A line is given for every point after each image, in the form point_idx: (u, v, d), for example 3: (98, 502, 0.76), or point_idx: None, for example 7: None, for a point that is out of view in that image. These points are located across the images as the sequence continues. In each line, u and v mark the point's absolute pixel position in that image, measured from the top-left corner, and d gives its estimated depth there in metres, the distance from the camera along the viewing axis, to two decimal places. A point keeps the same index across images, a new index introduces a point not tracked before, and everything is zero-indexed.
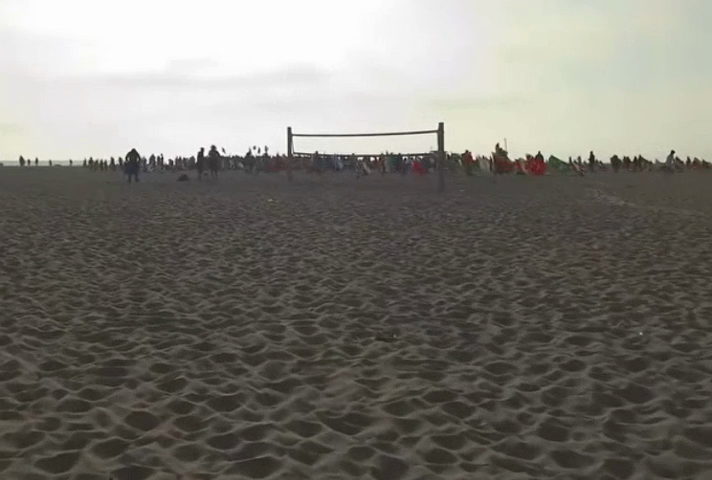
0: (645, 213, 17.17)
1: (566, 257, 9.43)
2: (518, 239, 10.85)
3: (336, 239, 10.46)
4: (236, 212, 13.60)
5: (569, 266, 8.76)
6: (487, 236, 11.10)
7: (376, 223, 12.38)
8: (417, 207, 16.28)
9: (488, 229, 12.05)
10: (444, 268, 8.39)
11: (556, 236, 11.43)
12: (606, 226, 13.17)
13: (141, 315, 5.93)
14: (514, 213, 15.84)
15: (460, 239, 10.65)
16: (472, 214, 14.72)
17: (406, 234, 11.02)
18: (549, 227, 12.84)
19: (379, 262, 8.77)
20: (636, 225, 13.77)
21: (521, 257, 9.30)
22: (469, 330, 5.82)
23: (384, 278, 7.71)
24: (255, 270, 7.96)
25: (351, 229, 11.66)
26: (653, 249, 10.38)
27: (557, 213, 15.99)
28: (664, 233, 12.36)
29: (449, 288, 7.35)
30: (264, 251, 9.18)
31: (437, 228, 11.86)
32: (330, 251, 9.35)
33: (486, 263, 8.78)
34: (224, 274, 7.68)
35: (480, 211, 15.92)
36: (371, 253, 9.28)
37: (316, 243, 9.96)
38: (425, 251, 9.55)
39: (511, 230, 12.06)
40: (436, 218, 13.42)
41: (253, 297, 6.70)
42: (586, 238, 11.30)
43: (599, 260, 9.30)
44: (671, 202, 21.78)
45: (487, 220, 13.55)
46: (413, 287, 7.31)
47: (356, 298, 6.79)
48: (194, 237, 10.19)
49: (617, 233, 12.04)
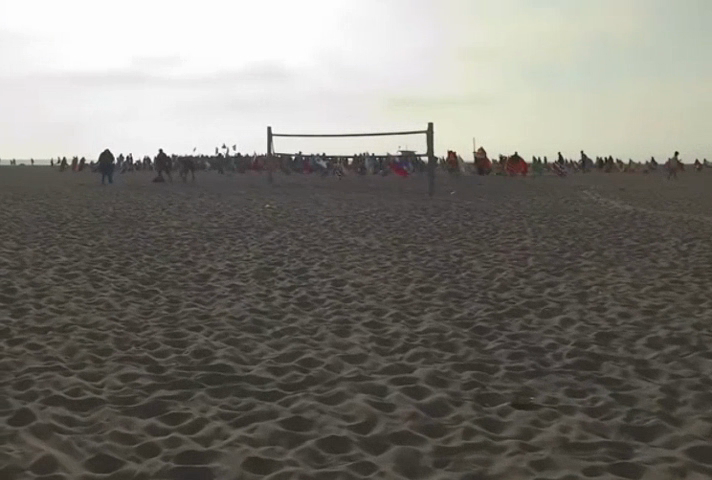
0: (666, 219, 15.99)
1: (642, 278, 8.20)
2: (573, 255, 9.55)
3: (371, 254, 9.10)
4: (236, 219, 12.18)
5: (658, 291, 7.52)
6: (535, 251, 9.79)
7: (402, 234, 11.02)
8: (426, 212, 14.96)
9: (528, 241, 10.74)
10: (519, 295, 7.11)
11: (610, 250, 10.16)
12: (650, 237, 11.91)
13: (192, 370, 4.58)
14: (531, 219, 14.58)
15: (510, 255, 9.34)
16: (492, 222, 13.44)
17: (445, 249, 9.68)
18: (588, 237, 11.59)
19: (439, 285, 7.44)
20: (679, 235, 12.52)
21: (593, 278, 8.04)
22: (619, 391, 4.53)
23: (461, 310, 6.41)
24: (301, 298, 6.62)
25: (378, 240, 10.30)
26: None
27: (577, 219, 14.76)
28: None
29: (545, 324, 6.06)
30: (296, 270, 7.85)
31: (473, 241, 10.53)
32: (371, 271, 8.03)
33: (562, 286, 7.52)
34: (267, 305, 6.33)
35: (494, 216, 14.65)
36: (423, 274, 7.94)
37: (350, 259, 8.64)
38: (482, 271, 8.24)
39: (554, 242, 10.76)
40: (462, 228, 12.09)
41: (319, 340, 5.37)
42: (641, 252, 10.09)
43: (685, 282, 8.04)
44: (681, 205, 20.58)
45: (517, 230, 12.23)
46: (503, 324, 6.01)
47: (447, 340, 5.46)
48: (205, 251, 8.81)
49: (671, 246, 10.78)
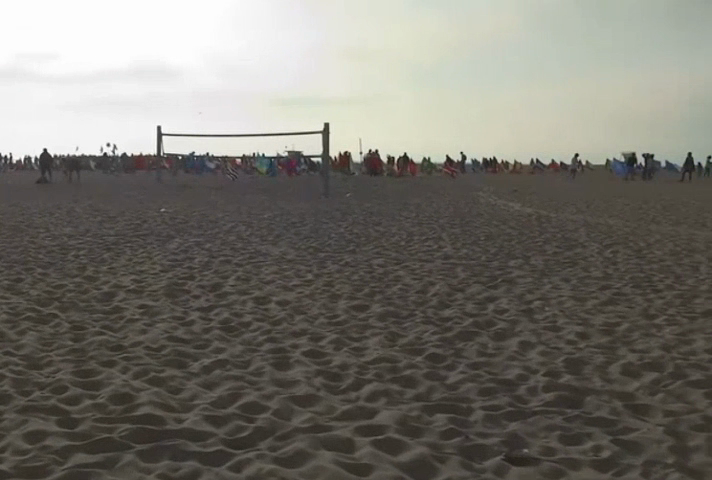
0: (573, 221, 15.65)
1: (583, 289, 7.68)
2: (502, 263, 8.98)
3: (288, 264, 8.32)
4: (129, 224, 11.20)
5: (607, 306, 7.00)
6: (461, 260, 9.17)
7: (315, 240, 10.25)
8: (330, 214, 14.22)
9: (449, 248, 10.12)
10: (463, 313, 6.47)
11: (536, 256, 9.63)
12: (569, 241, 11.46)
13: (115, 424, 3.76)
14: (439, 222, 14.00)
15: (436, 265, 8.70)
16: (402, 226, 12.77)
17: (365, 258, 8.96)
18: (507, 242, 11.05)
19: (373, 302, 6.73)
20: (596, 238, 12.10)
21: (534, 291, 7.48)
22: (620, 438, 3.93)
23: (406, 333, 5.72)
24: (225, 321, 5.82)
25: (292, 247, 9.51)
26: (664, 275, 8.72)
27: (486, 222, 14.25)
28: (643, 251, 10.74)
29: (504, 350, 5.44)
30: (210, 286, 7.02)
31: (392, 248, 9.85)
32: (294, 285, 7.28)
33: (504, 302, 6.92)
34: (187, 330, 5.52)
35: (400, 219, 14.01)
36: (352, 288, 7.22)
37: (266, 271, 7.85)
38: (414, 284, 7.56)
39: (475, 248, 10.17)
40: (375, 232, 11.39)
41: (258, 376, 4.60)
42: (568, 258, 9.60)
43: (628, 294, 7.55)
44: (581, 205, 20.37)
45: (432, 235, 11.61)
46: (457, 351, 5.36)
47: (404, 374, 4.76)
48: (104, 263, 7.88)
49: (596, 252, 10.33)
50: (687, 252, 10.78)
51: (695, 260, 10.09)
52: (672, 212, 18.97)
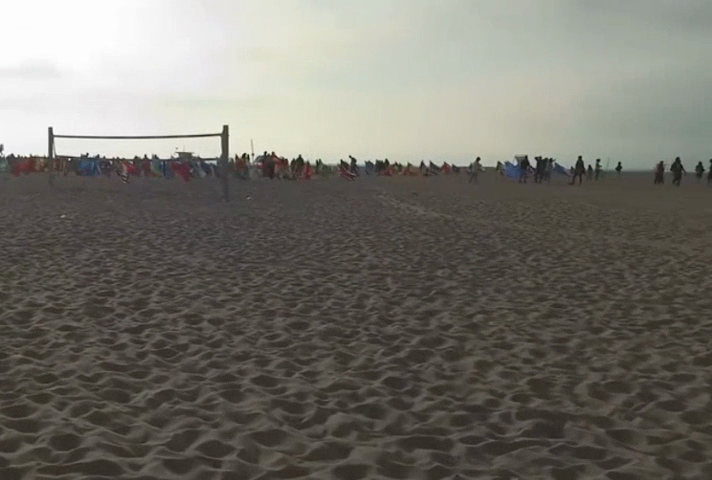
0: (483, 225, 15.52)
1: (520, 301, 7.46)
2: (431, 273, 8.71)
3: (212, 276, 7.86)
4: (29, 232, 10.50)
5: (550, 319, 6.78)
6: (389, 269, 8.86)
7: (232, 248, 9.79)
8: (238, 220, 13.71)
9: (373, 256, 9.81)
10: (407, 329, 6.15)
11: (462, 265, 9.39)
12: (489, 247, 11.27)
13: (65, 474, 3.31)
14: (350, 226, 13.65)
15: (365, 275, 8.37)
16: (316, 231, 12.38)
17: (290, 268, 8.56)
18: (428, 248, 10.79)
19: (311, 317, 6.36)
20: (514, 244, 11.97)
21: (472, 304, 7.21)
22: (615, 471, 3.68)
23: (356, 354, 5.37)
24: (159, 344, 5.35)
25: (210, 257, 9.04)
26: (595, 284, 8.60)
27: (398, 227, 13.96)
28: (565, 258, 10.64)
29: (462, 373, 5.13)
30: (133, 303, 6.53)
31: (315, 256, 9.48)
32: (223, 299, 6.83)
33: (447, 316, 6.64)
34: (120, 355, 5.04)
35: (310, 224, 13.61)
36: (285, 303, 6.83)
37: (190, 284, 7.37)
38: (348, 297, 7.22)
39: (398, 256, 9.88)
40: (292, 239, 10.98)
41: (211, 409, 4.19)
42: (495, 267, 9.39)
43: (567, 305, 7.38)
44: (485, 209, 20.32)
45: (350, 241, 11.27)
46: (415, 374, 5.03)
47: (368, 403, 4.42)
48: (13, 278, 7.28)
49: (519, 259, 10.17)
50: (608, 259, 10.73)
51: (618, 267, 10.03)
52: (575, 215, 19.08)
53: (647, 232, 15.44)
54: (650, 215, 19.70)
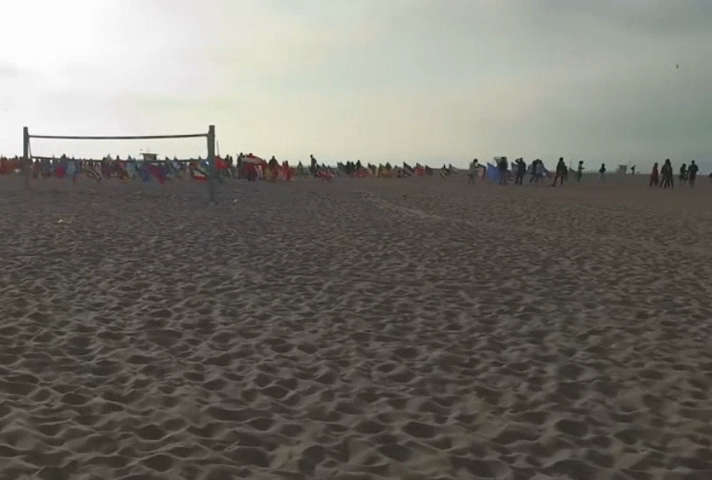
0: (499, 228, 14.63)
1: (623, 317, 6.59)
2: (500, 284, 7.80)
3: (266, 290, 6.87)
4: (33, 240, 9.39)
5: (674, 340, 5.92)
6: (451, 279, 7.93)
7: (266, 256, 8.78)
8: (246, 223, 12.67)
9: (421, 263, 8.87)
10: (530, 356, 5.25)
11: (524, 274, 8.50)
12: (531, 254, 10.39)
13: None
14: (367, 230, 12.67)
15: (432, 287, 7.43)
16: (338, 235, 11.38)
17: (345, 279, 7.59)
18: (471, 255, 9.87)
19: (412, 341, 5.41)
20: (553, 250, 11.10)
21: (575, 322, 6.33)
22: None
23: (499, 390, 4.45)
24: (260, 379, 4.38)
25: (249, 266, 8.02)
26: (681, 296, 7.76)
27: (417, 231, 13.03)
28: (620, 265, 9.79)
29: (638, 414, 4.24)
30: (199, 324, 5.53)
31: (360, 265, 8.51)
32: (298, 319, 5.86)
33: (562, 339, 5.74)
34: (225, 397, 4.07)
35: (325, 228, 12.61)
36: (369, 322, 5.88)
37: (249, 300, 6.38)
38: (434, 314, 6.28)
39: (448, 264, 8.96)
40: (322, 245, 9.98)
41: (383, 473, 3.24)
42: (560, 276, 8.52)
43: (676, 322, 6.52)
44: (485, 211, 19.43)
45: (382, 246, 10.30)
46: (585, 415, 4.13)
47: (565, 460, 3.51)
48: (44, 296, 6.22)
49: (576, 267, 9.29)
50: (664, 266, 9.91)
51: (685, 275, 9.21)
52: (581, 219, 18.28)
53: (670, 236, 14.69)
54: (656, 218, 18.97)
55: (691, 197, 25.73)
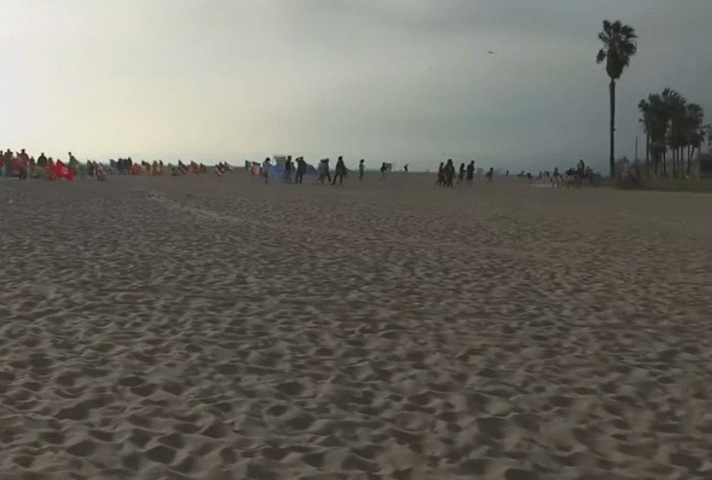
0: (303, 231, 14.03)
1: (491, 332, 6.17)
2: (346, 296, 7.20)
3: (94, 312, 5.93)
4: None
5: (557, 359, 5.54)
6: (292, 292, 7.25)
7: (76, 269, 7.74)
8: (34, 227, 11.39)
9: (249, 273, 8.12)
10: (425, 386, 4.68)
11: (364, 284, 7.94)
12: (356, 259, 9.86)
13: None
14: (170, 235, 11.72)
15: (277, 302, 6.72)
16: (143, 242, 10.39)
17: (177, 296, 6.74)
18: (296, 262, 9.21)
19: (290, 373, 4.71)
20: (372, 254, 10.63)
21: (447, 340, 5.83)
22: None
23: (419, 435, 3.85)
24: (138, 436, 3.55)
25: (62, 281, 6.99)
26: (530, 303, 7.47)
27: (223, 235, 12.20)
28: (449, 269, 9.45)
29: (579, 454, 3.76)
30: (31, 362, 4.58)
31: (184, 277, 7.65)
32: (147, 349, 5.01)
33: (446, 363, 5.21)
34: (106, 466, 3.23)
35: (124, 232, 11.54)
36: (231, 350, 5.11)
37: (80, 327, 5.45)
38: (296, 337, 5.58)
39: (278, 273, 8.27)
40: (132, 254, 9.00)
41: None
42: (400, 284, 8.03)
43: (544, 337, 6.17)
44: (278, 211, 18.78)
45: (197, 254, 9.44)
46: (529, 461, 3.61)
47: None
48: None
49: (410, 273, 8.85)
50: (491, 270, 9.66)
51: (517, 280, 8.98)
52: (376, 218, 18.02)
53: (473, 236, 14.67)
54: (447, 218, 19.04)
55: (471, 197, 26.22)
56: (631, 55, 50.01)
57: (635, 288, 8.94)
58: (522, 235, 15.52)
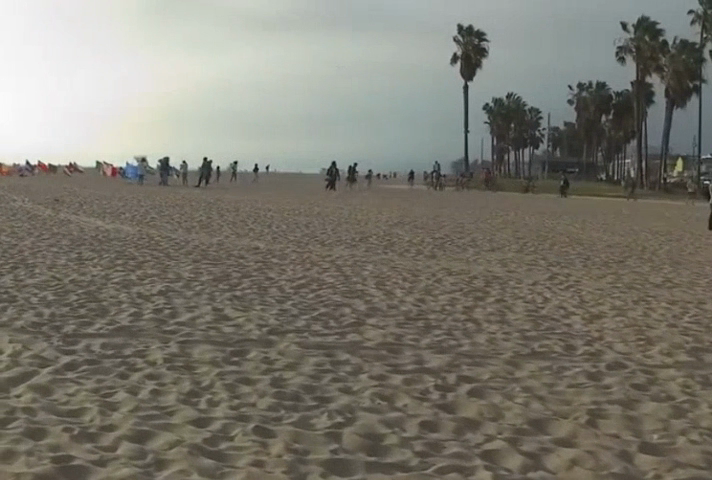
0: (217, 241, 12.50)
1: (581, 384, 4.99)
2: (366, 334, 5.85)
3: (83, 375, 4.38)
4: None
5: (698, 419, 4.42)
6: (298, 331, 5.85)
7: (11, 306, 6.07)
8: None
9: (223, 305, 6.65)
10: None
11: (365, 314, 6.61)
12: (319, 279, 8.50)
13: None
14: (80, 251, 10.00)
15: (298, 348, 5.31)
16: (60, 262, 8.67)
17: (167, 342, 5.23)
18: (260, 286, 7.77)
19: (425, 469, 3.39)
20: (327, 271, 9.28)
21: (548, 399, 4.61)
22: None
23: None
24: None
25: (11, 328, 5.36)
26: (571, 337, 6.34)
27: (137, 249, 10.56)
28: (430, 289, 8.23)
29: None
30: (62, 474, 3.07)
31: (152, 314, 6.12)
32: (207, 437, 3.56)
33: (588, 437, 3.99)
34: None
35: (25, 250, 9.74)
36: (316, 433, 3.72)
37: (86, 403, 3.91)
38: (374, 404, 4.23)
39: (255, 303, 6.83)
40: (61, 282, 7.33)
41: None
42: (406, 314, 6.74)
43: (644, 386, 5.04)
44: (166, 217, 17.10)
45: (135, 278, 7.84)
46: None
47: None
48: None
49: (399, 298, 7.56)
50: (475, 290, 8.50)
51: (514, 302, 7.85)
52: (276, 224, 16.61)
53: (399, 245, 13.53)
54: (348, 224, 17.85)
55: (354, 201, 25.12)
56: (483, 58, 50.18)
57: (645, 309, 7.97)
58: (444, 242, 14.49)
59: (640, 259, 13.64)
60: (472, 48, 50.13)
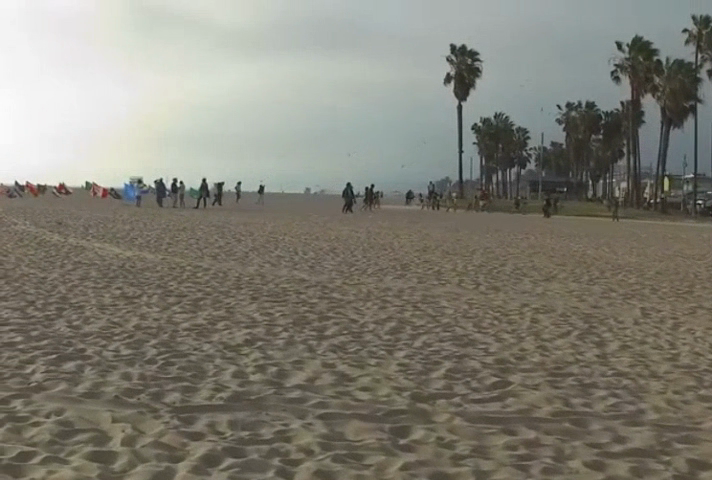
0: (254, 271, 11.42)
1: None
2: (526, 398, 4.80)
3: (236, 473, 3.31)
4: None
5: None
6: (446, 394, 4.79)
7: (88, 365, 4.97)
8: None
9: (331, 358, 5.58)
10: None
11: (500, 369, 5.56)
12: (407, 320, 7.44)
13: None
14: (119, 286, 8.87)
15: (466, 421, 4.26)
16: (109, 301, 7.56)
17: (305, 416, 4.16)
18: (350, 330, 6.69)
19: None
20: (405, 309, 8.22)
21: None
22: None
23: None
24: None
25: (106, 399, 4.27)
26: None
27: (179, 283, 9.45)
28: (537, 332, 7.20)
29: None
30: None
31: (260, 373, 5.03)
32: None
33: None
34: None
35: (58, 285, 8.61)
36: None
37: None
38: None
39: (364, 354, 5.77)
40: (125, 328, 6.24)
41: None
42: (545, 368, 5.70)
43: None
44: (181, 243, 16.00)
45: (204, 321, 6.75)
46: None
47: None
48: None
49: (516, 344, 6.52)
50: (583, 331, 7.47)
51: (640, 348, 6.83)
52: (302, 250, 15.52)
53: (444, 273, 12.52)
54: (374, 249, 16.81)
55: (364, 224, 24.09)
56: (476, 78, 49.45)
57: None
58: (489, 270, 13.49)
59: (708, 288, 12.61)
60: (464, 67, 49.40)
